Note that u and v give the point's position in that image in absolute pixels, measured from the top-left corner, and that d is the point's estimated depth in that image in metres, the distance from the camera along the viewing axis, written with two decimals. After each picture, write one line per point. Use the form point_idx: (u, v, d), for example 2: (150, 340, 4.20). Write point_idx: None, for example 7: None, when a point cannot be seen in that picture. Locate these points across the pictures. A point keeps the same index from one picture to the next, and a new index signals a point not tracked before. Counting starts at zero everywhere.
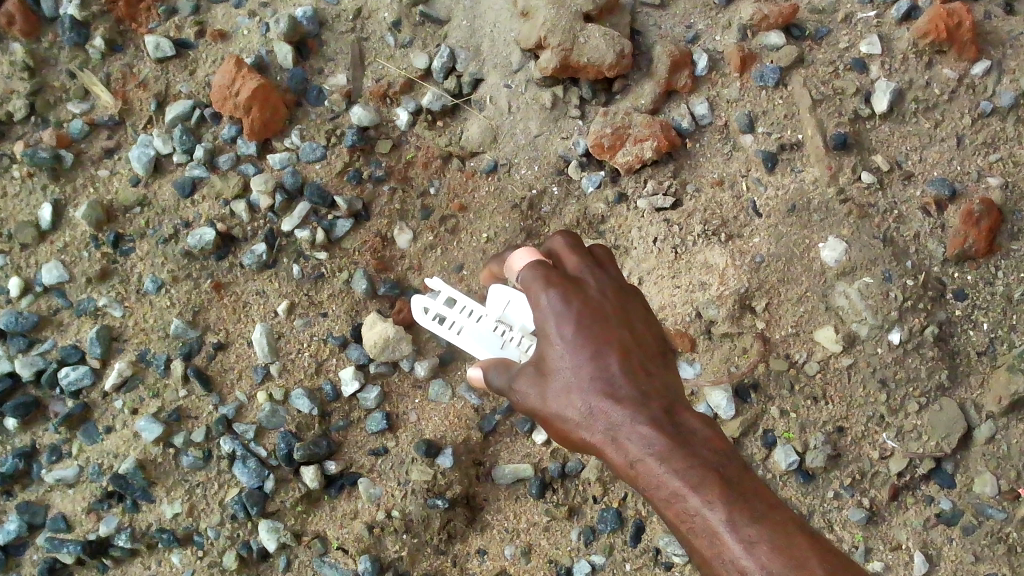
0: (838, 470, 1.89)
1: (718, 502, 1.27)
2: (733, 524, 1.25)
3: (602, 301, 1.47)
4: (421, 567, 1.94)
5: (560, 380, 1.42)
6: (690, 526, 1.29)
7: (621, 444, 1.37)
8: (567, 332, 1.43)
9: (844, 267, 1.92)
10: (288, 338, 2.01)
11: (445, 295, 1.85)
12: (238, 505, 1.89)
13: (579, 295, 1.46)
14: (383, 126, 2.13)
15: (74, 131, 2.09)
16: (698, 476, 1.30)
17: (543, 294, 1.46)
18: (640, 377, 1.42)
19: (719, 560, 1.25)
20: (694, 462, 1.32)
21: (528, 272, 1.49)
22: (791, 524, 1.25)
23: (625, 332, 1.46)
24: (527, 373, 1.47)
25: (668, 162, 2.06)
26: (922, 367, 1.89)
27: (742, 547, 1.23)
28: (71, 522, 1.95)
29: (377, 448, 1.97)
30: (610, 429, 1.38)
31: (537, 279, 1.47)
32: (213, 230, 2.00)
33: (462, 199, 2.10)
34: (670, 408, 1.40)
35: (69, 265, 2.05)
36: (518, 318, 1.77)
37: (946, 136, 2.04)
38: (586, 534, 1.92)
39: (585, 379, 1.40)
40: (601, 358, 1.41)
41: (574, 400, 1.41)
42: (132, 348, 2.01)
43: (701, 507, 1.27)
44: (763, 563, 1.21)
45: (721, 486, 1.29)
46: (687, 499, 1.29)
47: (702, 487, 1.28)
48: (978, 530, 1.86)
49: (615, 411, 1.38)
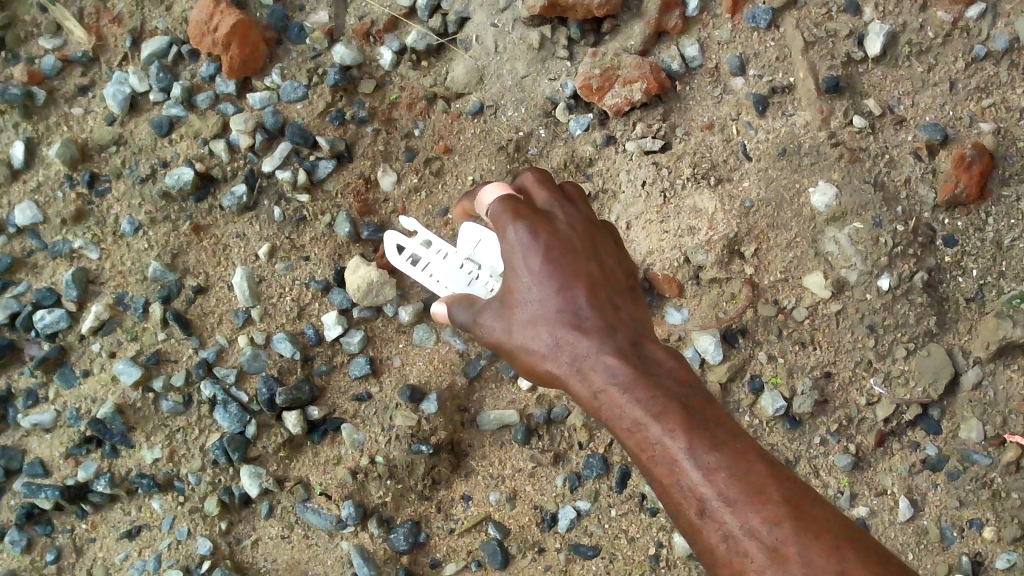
0: (825, 415, 1.88)
1: (679, 430, 1.25)
2: (693, 451, 1.23)
3: (570, 235, 1.47)
4: (405, 513, 1.92)
5: (526, 312, 1.42)
6: (650, 454, 1.27)
7: (586, 374, 1.37)
8: (534, 264, 1.43)
9: (834, 212, 1.89)
10: (270, 282, 1.97)
11: (421, 237, 1.88)
12: (220, 450, 1.87)
13: (546, 228, 1.46)
14: (366, 66, 2.08)
15: (47, 67, 2.05)
16: (660, 404, 1.29)
17: (511, 228, 1.46)
18: (607, 311, 1.42)
19: (678, 488, 1.23)
20: (657, 391, 1.31)
21: (497, 207, 1.50)
22: (752, 453, 1.23)
23: (593, 265, 1.46)
24: (493, 307, 1.47)
25: (658, 105, 2.03)
26: (911, 314, 1.87)
27: (701, 473, 1.21)
28: (49, 468, 1.93)
29: (361, 393, 1.94)
30: (575, 360, 1.38)
31: (505, 213, 1.48)
32: (192, 170, 1.95)
33: (447, 141, 2.06)
34: (637, 340, 1.39)
35: (43, 206, 2.00)
36: (486, 259, 1.74)
37: (938, 81, 2.00)
38: (571, 480, 1.89)
39: (551, 311, 1.41)
40: (569, 291, 1.42)
41: (539, 332, 1.41)
42: (109, 291, 1.97)
43: (661, 435, 1.26)
44: (721, 489, 1.19)
45: (683, 414, 1.27)
46: (648, 428, 1.27)
47: (663, 416, 1.27)
48: (963, 475, 1.84)
49: (579, 342, 1.38)
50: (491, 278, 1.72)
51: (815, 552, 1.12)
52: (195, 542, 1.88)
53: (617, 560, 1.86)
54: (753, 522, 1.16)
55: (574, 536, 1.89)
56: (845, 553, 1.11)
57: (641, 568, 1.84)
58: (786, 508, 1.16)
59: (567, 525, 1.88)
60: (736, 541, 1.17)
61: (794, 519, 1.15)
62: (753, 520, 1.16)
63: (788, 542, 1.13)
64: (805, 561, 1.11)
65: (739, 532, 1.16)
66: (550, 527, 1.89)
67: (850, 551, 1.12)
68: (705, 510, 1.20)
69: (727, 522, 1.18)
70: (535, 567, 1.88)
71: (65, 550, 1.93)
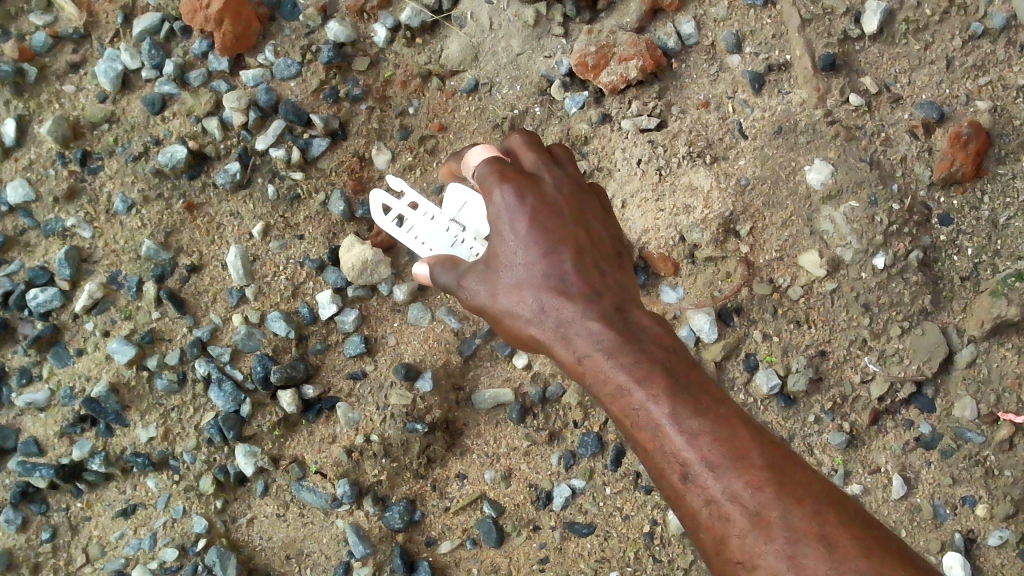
0: (819, 394, 1.89)
1: (662, 395, 1.26)
2: (676, 417, 1.24)
3: (557, 198, 1.46)
4: (400, 491, 1.91)
5: (511, 276, 1.42)
6: (633, 420, 1.28)
7: (571, 340, 1.37)
8: (521, 228, 1.42)
9: (830, 191, 1.89)
10: (264, 261, 1.97)
11: (406, 198, 1.83)
12: (214, 429, 1.87)
13: (534, 191, 1.45)
14: (360, 43, 2.07)
15: (37, 44, 2.03)
16: (643, 370, 1.29)
17: (497, 190, 1.45)
18: (593, 276, 1.42)
19: (661, 452, 1.24)
20: (641, 357, 1.31)
21: (484, 168, 1.48)
22: (735, 418, 1.24)
23: (579, 229, 1.45)
24: (477, 271, 1.46)
25: (654, 83, 2.02)
26: (905, 292, 1.87)
27: (684, 439, 1.22)
28: (44, 446, 1.93)
29: (356, 371, 1.94)
30: (560, 326, 1.39)
31: (492, 175, 1.46)
32: (185, 148, 1.94)
33: (442, 119, 2.05)
34: (622, 307, 1.39)
35: (36, 183, 1.99)
36: (472, 221, 1.72)
37: (935, 59, 1.99)
38: (567, 458, 1.90)
39: (537, 276, 1.40)
40: (555, 256, 1.41)
41: (524, 297, 1.41)
42: (103, 269, 1.96)
43: (645, 400, 1.27)
44: (704, 454, 1.20)
45: (667, 380, 1.28)
46: (632, 393, 1.28)
47: (647, 382, 1.28)
48: (956, 453, 1.85)
49: (562, 308, 1.39)
50: (476, 241, 1.69)
51: (796, 516, 1.13)
52: (191, 520, 1.88)
53: (612, 537, 1.87)
54: (735, 486, 1.17)
55: (569, 514, 1.89)
56: (826, 517, 1.13)
57: (635, 545, 1.85)
58: (768, 472, 1.17)
59: (562, 503, 1.89)
60: (718, 506, 1.18)
61: (776, 484, 1.16)
62: (735, 485, 1.17)
63: (770, 506, 1.15)
64: (787, 525, 1.13)
65: (721, 496, 1.18)
66: (545, 505, 1.90)
67: (830, 515, 1.13)
68: (688, 475, 1.21)
69: (709, 487, 1.19)
70: (530, 545, 1.89)
71: (61, 528, 1.92)
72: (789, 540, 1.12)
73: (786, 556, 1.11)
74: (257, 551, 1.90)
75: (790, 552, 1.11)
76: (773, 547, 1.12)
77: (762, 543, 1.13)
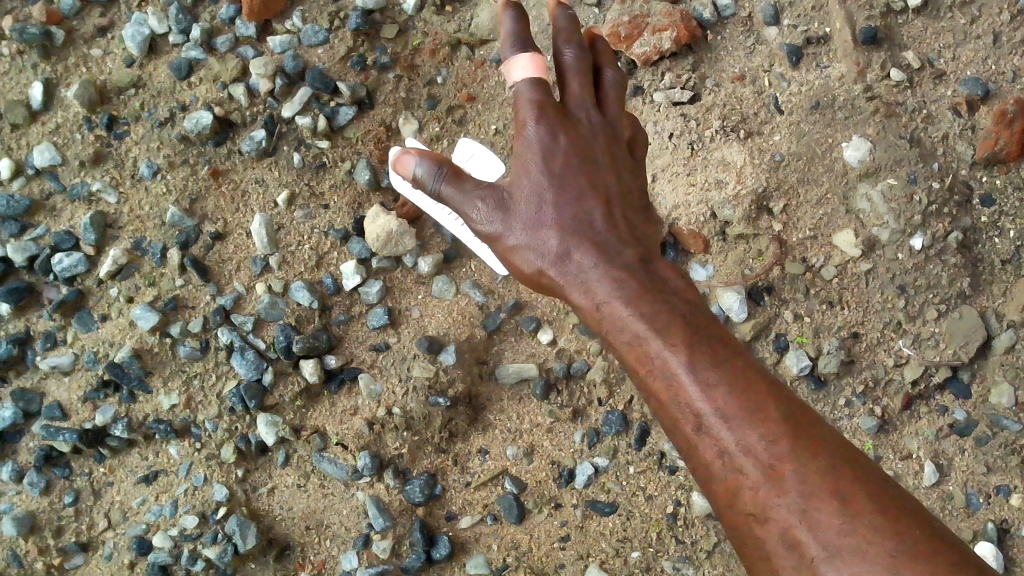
0: (850, 376, 1.84)
1: (681, 346, 1.24)
2: (693, 366, 1.22)
3: (591, 140, 1.43)
4: (421, 465, 1.90)
5: (536, 217, 1.39)
6: (650, 368, 1.26)
7: (590, 288, 1.36)
8: (552, 168, 1.39)
9: (868, 168, 1.84)
10: (289, 230, 1.95)
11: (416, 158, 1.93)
12: (236, 398, 1.86)
13: (570, 130, 1.41)
14: (389, 10, 2.03)
15: (65, 7, 2.02)
16: (664, 321, 1.28)
17: (534, 121, 1.39)
18: (618, 227, 1.40)
19: (675, 401, 1.23)
20: (661, 307, 1.30)
21: (524, 91, 1.40)
22: (753, 371, 1.22)
23: (611, 180, 1.43)
24: (496, 200, 1.40)
25: (688, 55, 1.96)
26: (943, 274, 1.83)
27: (700, 390, 1.20)
28: (67, 411, 1.93)
29: (379, 343, 1.92)
30: (581, 274, 1.37)
31: (531, 102, 1.39)
32: (210, 114, 1.93)
33: (470, 89, 2.01)
34: (644, 259, 1.38)
35: (62, 147, 1.98)
36: (478, 167, 1.89)
37: (981, 33, 1.92)
38: (590, 436, 1.88)
39: (564, 221, 1.38)
40: (583, 204, 1.39)
41: (547, 239, 1.39)
42: (128, 235, 1.95)
43: (662, 349, 1.25)
44: (719, 405, 1.18)
45: (687, 331, 1.26)
46: (650, 342, 1.27)
47: (667, 332, 1.27)
48: (992, 441, 1.80)
49: (583, 254, 1.37)
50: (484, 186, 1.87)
51: (809, 469, 1.10)
52: (212, 488, 1.88)
53: (634, 517, 1.85)
54: (749, 439, 1.15)
55: (591, 492, 1.88)
56: (839, 470, 1.10)
57: (658, 526, 1.84)
58: (784, 426, 1.15)
59: (584, 481, 1.87)
60: (731, 457, 1.15)
61: (791, 437, 1.14)
62: (749, 437, 1.15)
63: (784, 459, 1.12)
64: (800, 477, 1.10)
65: (735, 448, 1.15)
66: (568, 483, 1.88)
67: (844, 469, 1.10)
68: (701, 425, 1.19)
69: (722, 438, 1.17)
70: (552, 523, 1.88)
71: (83, 493, 1.93)
72: (802, 493, 1.09)
73: (798, 509, 1.08)
74: (277, 521, 1.89)
75: (803, 507, 1.08)
76: (785, 499, 1.10)
77: (774, 495, 1.11)
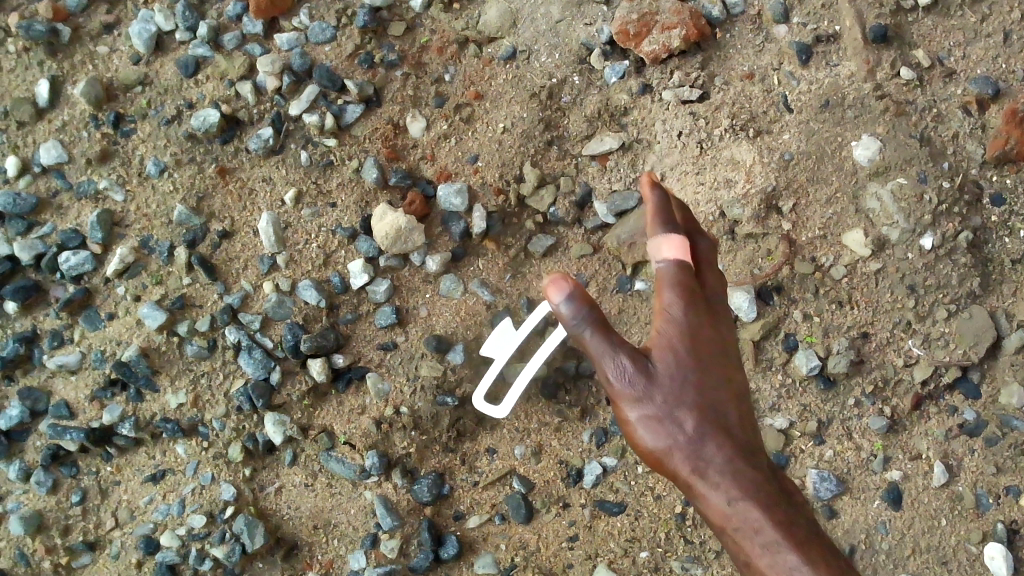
0: (860, 376, 1.83)
1: (786, 542, 1.21)
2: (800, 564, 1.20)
3: (693, 282, 1.37)
4: (429, 464, 1.90)
5: (661, 366, 1.29)
6: (738, 528, 1.23)
7: (701, 450, 1.26)
8: (677, 314, 1.33)
9: (877, 167, 1.83)
10: (296, 228, 1.93)
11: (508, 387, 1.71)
12: (244, 397, 1.86)
13: (691, 289, 1.35)
14: (396, 7, 2.02)
15: (72, 3, 2.01)
16: (763, 494, 1.24)
17: (671, 337, 1.32)
18: (730, 397, 1.31)
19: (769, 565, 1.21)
20: (755, 476, 1.26)
21: (671, 291, 1.34)
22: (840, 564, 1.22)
23: (722, 340, 1.35)
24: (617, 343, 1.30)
25: (697, 53, 1.95)
26: (953, 274, 1.82)
27: None
28: (74, 410, 1.92)
29: (386, 342, 1.91)
30: (697, 430, 1.27)
31: (676, 294, 1.34)
32: (218, 112, 1.93)
33: (478, 86, 1.99)
34: (747, 422, 1.31)
35: (68, 145, 1.97)
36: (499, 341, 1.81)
37: (992, 32, 1.91)
38: (599, 436, 1.88)
39: (680, 385, 1.29)
40: (702, 360, 1.31)
41: (674, 407, 1.27)
42: (135, 234, 1.95)
43: (761, 522, 1.22)
44: None
45: (780, 500, 1.25)
46: (749, 510, 1.23)
47: (769, 505, 1.23)
48: (1001, 441, 1.79)
49: (716, 444, 1.26)
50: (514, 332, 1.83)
51: None
52: (219, 487, 1.87)
53: (643, 517, 1.85)
54: None
55: (599, 492, 1.88)
56: None
57: (666, 526, 1.84)
58: None
59: (592, 481, 1.87)
60: None
61: None
62: None
63: None
64: None
65: None
66: (576, 482, 1.88)
67: None
68: None
69: None
70: (560, 522, 1.88)
71: (90, 492, 1.92)
72: None
73: None
74: (285, 520, 1.89)
75: None
76: None
77: None
